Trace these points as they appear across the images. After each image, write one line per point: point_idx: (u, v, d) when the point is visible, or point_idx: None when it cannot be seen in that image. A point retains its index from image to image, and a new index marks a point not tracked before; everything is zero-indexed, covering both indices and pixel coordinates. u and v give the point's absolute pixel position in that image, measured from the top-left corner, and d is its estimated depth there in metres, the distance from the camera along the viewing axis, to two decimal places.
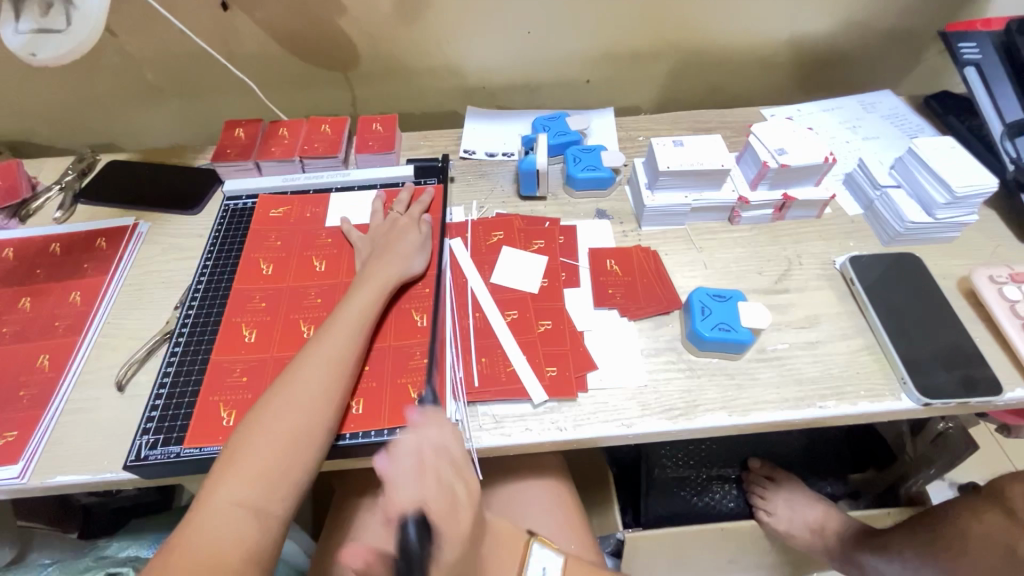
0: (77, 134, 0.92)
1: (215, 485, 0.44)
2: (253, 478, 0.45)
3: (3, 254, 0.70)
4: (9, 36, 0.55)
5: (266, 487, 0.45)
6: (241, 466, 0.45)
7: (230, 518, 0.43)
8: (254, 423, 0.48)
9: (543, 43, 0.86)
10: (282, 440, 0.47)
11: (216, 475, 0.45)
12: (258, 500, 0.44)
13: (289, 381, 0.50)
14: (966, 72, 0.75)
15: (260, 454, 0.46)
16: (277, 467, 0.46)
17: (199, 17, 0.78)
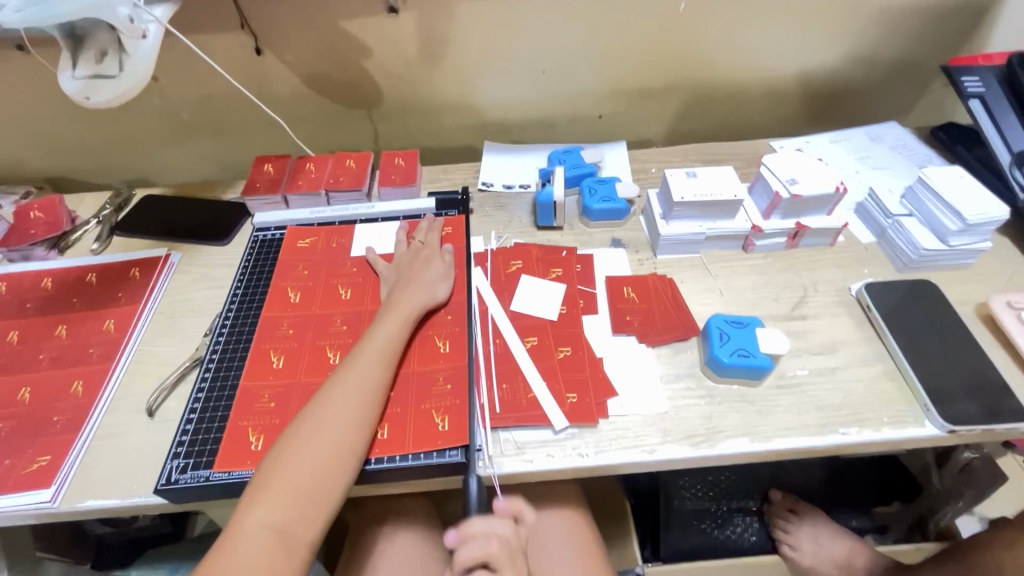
0: (114, 171, 0.96)
1: (248, 509, 0.46)
2: (284, 503, 0.47)
3: (41, 284, 0.73)
4: (65, 82, 0.58)
5: (298, 514, 0.47)
6: (273, 491, 0.47)
7: (262, 545, 0.45)
8: (287, 449, 0.49)
9: (557, 81, 0.90)
10: (313, 468, 0.48)
11: (249, 499, 0.47)
12: (288, 526, 0.46)
13: (321, 409, 0.52)
14: (971, 104, 0.76)
15: (291, 480, 0.48)
16: (307, 493, 0.47)
17: (236, 61, 0.83)
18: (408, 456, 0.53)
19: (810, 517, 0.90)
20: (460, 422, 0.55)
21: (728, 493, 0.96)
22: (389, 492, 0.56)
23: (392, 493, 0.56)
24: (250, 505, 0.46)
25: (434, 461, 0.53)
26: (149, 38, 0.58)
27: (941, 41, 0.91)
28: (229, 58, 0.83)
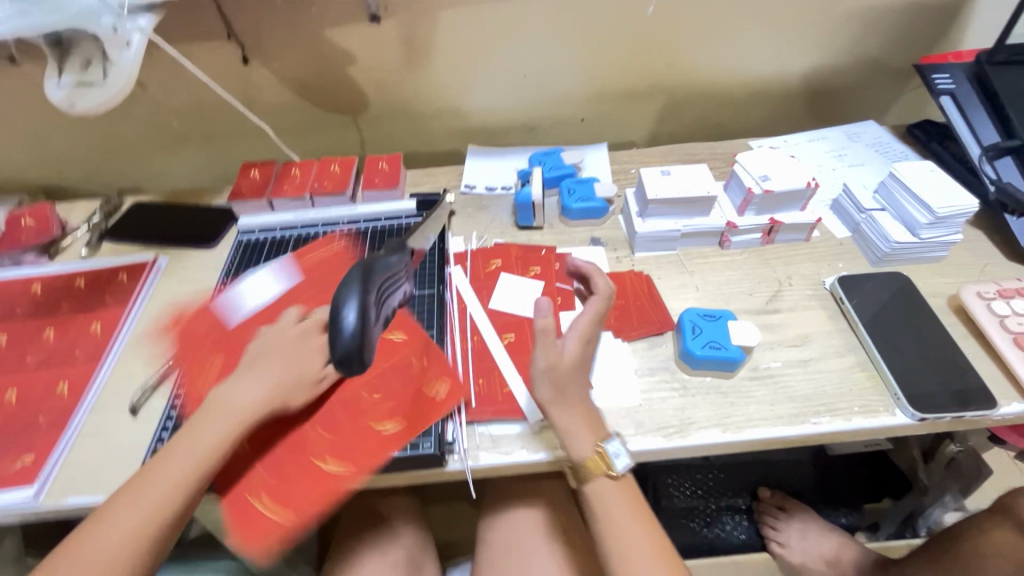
0: (106, 179, 0.98)
1: (108, 510, 0.45)
2: (141, 509, 0.45)
3: (31, 289, 0.74)
4: (51, 90, 0.60)
5: (152, 516, 0.45)
6: (137, 492, 0.46)
7: (105, 546, 0.44)
8: (165, 454, 0.48)
9: (539, 85, 0.92)
10: (185, 472, 0.47)
11: (111, 500, 0.46)
12: (139, 529, 0.45)
13: (217, 407, 0.51)
14: (942, 101, 0.78)
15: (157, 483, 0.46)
16: (165, 501, 0.46)
17: (223, 70, 0.85)
18: (383, 449, 0.54)
19: (799, 513, 0.89)
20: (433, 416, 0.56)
21: (718, 491, 0.95)
22: (364, 485, 0.57)
23: (368, 486, 0.56)
24: (111, 507, 0.46)
25: (409, 454, 0.53)
26: (132, 47, 0.60)
27: (916, 41, 0.93)
28: (216, 67, 0.85)
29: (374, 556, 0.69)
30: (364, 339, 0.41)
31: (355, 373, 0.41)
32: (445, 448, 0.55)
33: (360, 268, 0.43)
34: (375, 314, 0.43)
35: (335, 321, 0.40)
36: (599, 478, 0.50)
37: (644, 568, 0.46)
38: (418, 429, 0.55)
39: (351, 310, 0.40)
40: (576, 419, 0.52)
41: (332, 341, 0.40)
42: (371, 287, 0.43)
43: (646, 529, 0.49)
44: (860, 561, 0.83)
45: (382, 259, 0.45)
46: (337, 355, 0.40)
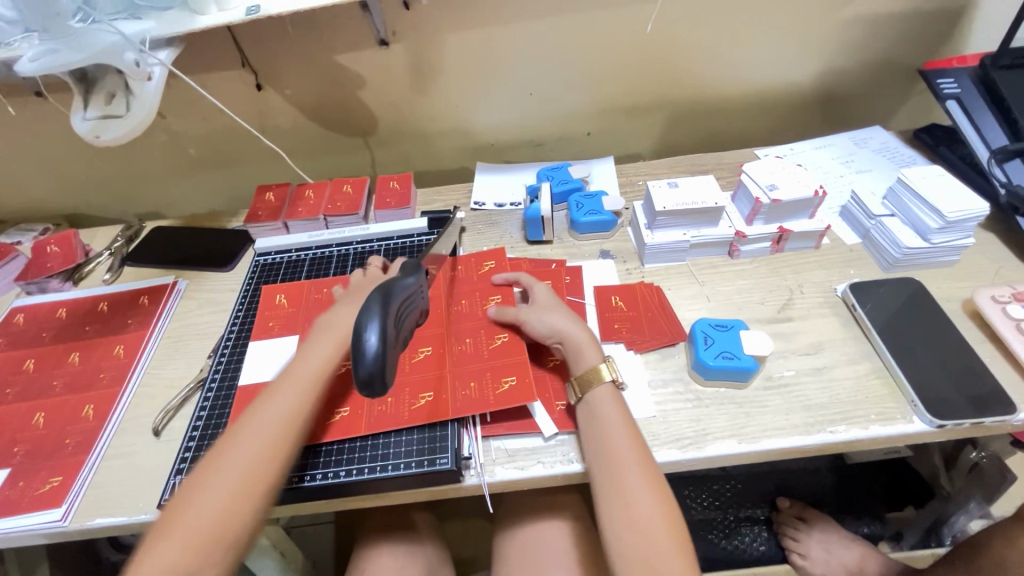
0: (126, 205, 1.01)
1: (174, 513, 0.46)
2: (209, 507, 0.45)
3: (56, 314, 0.76)
4: (77, 123, 0.63)
5: (225, 513, 0.45)
6: (210, 487, 0.47)
7: (182, 547, 0.44)
8: (222, 452, 0.49)
9: (545, 102, 0.93)
10: (258, 452, 0.49)
11: (188, 488, 0.47)
12: (215, 528, 0.45)
13: (256, 411, 0.51)
14: (948, 105, 0.78)
15: (220, 482, 0.47)
16: (248, 481, 0.47)
17: (238, 97, 0.88)
18: (401, 466, 0.54)
19: (819, 524, 0.88)
20: (450, 432, 0.56)
21: (735, 502, 0.95)
22: (381, 502, 0.57)
23: (387, 503, 0.57)
24: (176, 508, 0.46)
25: (427, 470, 0.54)
26: (154, 79, 0.62)
27: (920, 46, 0.93)
28: (232, 94, 0.88)
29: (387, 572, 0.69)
30: (386, 361, 0.40)
31: (378, 395, 0.40)
32: (461, 464, 0.55)
33: (381, 291, 0.43)
34: (393, 337, 0.43)
35: (356, 344, 0.40)
36: (599, 387, 0.55)
37: (636, 489, 0.48)
38: (436, 445, 0.55)
39: (373, 332, 0.40)
40: (575, 328, 0.59)
41: (354, 364, 0.40)
42: (390, 310, 0.43)
43: (641, 454, 0.51)
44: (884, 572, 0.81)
45: (399, 283, 0.45)
46: (360, 378, 0.40)
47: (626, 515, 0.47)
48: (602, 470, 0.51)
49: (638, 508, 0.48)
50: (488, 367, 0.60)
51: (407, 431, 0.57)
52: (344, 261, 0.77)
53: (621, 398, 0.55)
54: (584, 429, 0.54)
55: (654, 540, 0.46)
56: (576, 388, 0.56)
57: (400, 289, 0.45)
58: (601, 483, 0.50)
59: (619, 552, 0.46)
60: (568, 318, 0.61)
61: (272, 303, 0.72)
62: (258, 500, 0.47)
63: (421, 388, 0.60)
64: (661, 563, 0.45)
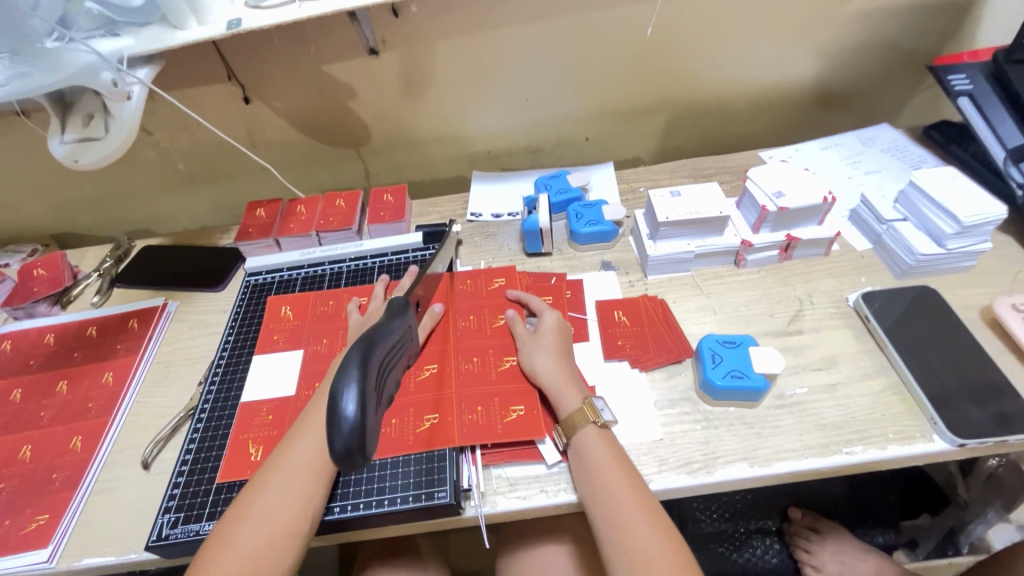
0: (116, 222, 0.99)
1: (207, 560, 0.46)
2: (243, 555, 0.46)
3: (44, 340, 0.74)
4: (54, 146, 0.60)
5: (259, 560, 0.46)
6: (265, 500, 0.49)
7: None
8: (273, 465, 0.51)
9: (541, 108, 0.90)
10: (309, 464, 0.51)
11: (247, 497, 0.50)
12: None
13: (285, 454, 0.52)
14: (960, 102, 0.76)
15: (253, 529, 0.47)
16: (304, 488, 0.50)
17: (226, 111, 0.85)
18: (398, 500, 0.52)
19: (832, 535, 0.85)
20: (449, 462, 0.54)
21: (745, 513, 0.92)
22: (377, 535, 0.55)
23: (384, 536, 0.55)
24: (208, 554, 0.46)
25: (426, 504, 0.51)
26: (133, 99, 0.60)
27: (928, 40, 0.90)
28: (219, 108, 0.85)
29: None
30: (366, 429, 0.36)
31: (358, 467, 0.36)
32: (461, 495, 0.53)
33: (360, 348, 0.39)
34: (373, 399, 0.38)
35: (332, 412, 0.36)
36: (587, 428, 0.53)
37: (638, 530, 0.47)
38: (435, 476, 0.53)
39: (351, 398, 0.36)
40: (554, 368, 0.57)
41: (329, 434, 0.35)
42: (369, 370, 0.38)
43: (637, 492, 0.49)
44: None
45: (378, 337, 0.41)
46: (336, 451, 0.35)
47: (631, 562, 0.46)
48: (599, 515, 0.49)
49: (642, 552, 0.46)
50: (496, 393, 0.58)
51: (408, 459, 0.55)
52: (337, 279, 0.75)
53: (610, 437, 0.54)
54: (576, 472, 0.52)
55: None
56: (561, 431, 0.54)
57: (379, 343, 0.41)
58: (600, 529, 0.48)
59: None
60: (548, 354, 0.59)
61: (277, 315, 0.71)
62: (290, 547, 0.47)
63: (428, 409, 0.57)
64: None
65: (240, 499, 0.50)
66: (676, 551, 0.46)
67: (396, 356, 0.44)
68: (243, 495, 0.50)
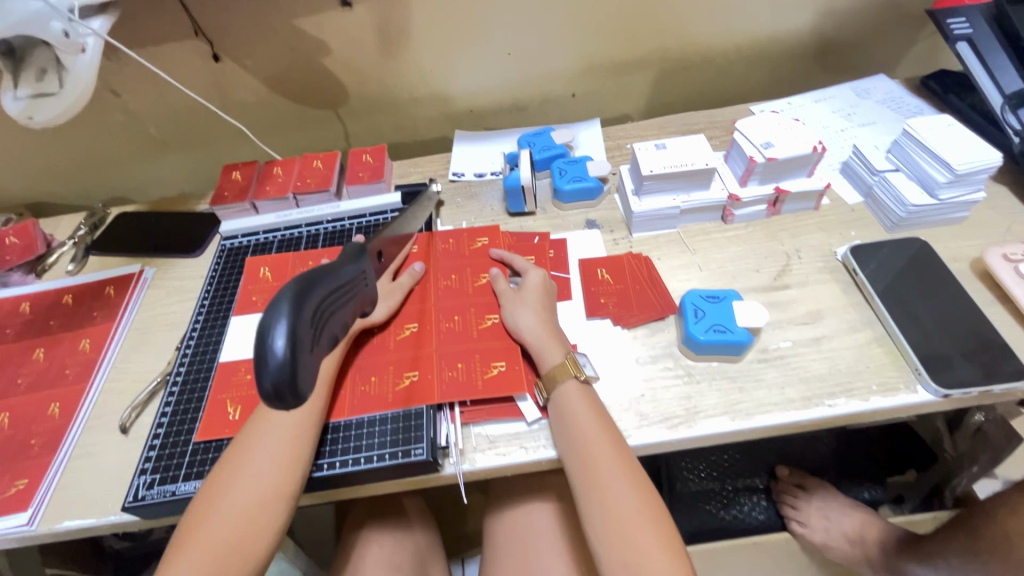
0: (91, 190, 0.97)
1: (193, 525, 0.46)
2: (229, 518, 0.46)
3: (19, 309, 0.73)
4: (8, 102, 0.58)
5: (246, 523, 0.46)
6: (246, 467, 0.48)
7: (203, 558, 0.44)
8: (253, 431, 0.50)
9: (524, 63, 0.87)
10: (288, 429, 0.50)
11: (227, 465, 0.49)
12: (234, 538, 0.45)
13: (265, 416, 0.51)
14: (959, 47, 0.73)
15: (237, 493, 0.47)
16: (285, 454, 0.48)
17: (195, 70, 0.82)
18: (375, 458, 0.52)
19: (819, 491, 0.85)
20: (426, 420, 0.53)
21: (733, 471, 0.92)
22: (356, 494, 0.55)
23: (363, 494, 0.54)
24: (193, 520, 0.46)
25: (402, 461, 0.51)
26: (88, 51, 0.57)
27: None
28: (187, 67, 0.82)
29: (378, 560, 0.67)
30: (297, 368, 0.35)
31: (291, 407, 0.35)
32: (439, 453, 0.52)
33: (295, 286, 0.37)
34: (309, 338, 0.37)
35: (259, 350, 0.35)
36: (566, 383, 0.52)
37: (614, 487, 0.46)
38: (411, 435, 0.52)
39: (280, 335, 0.35)
40: (537, 327, 0.56)
41: (259, 372, 0.35)
42: (304, 309, 0.37)
43: (616, 449, 0.48)
44: (886, 538, 0.79)
45: (319, 277, 0.40)
46: (267, 389, 0.35)
47: (607, 517, 0.45)
48: (578, 472, 0.48)
49: (617, 508, 0.46)
50: (476, 350, 0.57)
51: (384, 417, 0.54)
52: (314, 241, 0.73)
53: (591, 391, 0.53)
54: (556, 429, 0.51)
55: (637, 538, 0.44)
56: (543, 388, 0.53)
57: (320, 283, 0.40)
58: (579, 486, 0.48)
59: (603, 556, 0.44)
60: (531, 313, 0.58)
61: (256, 276, 0.69)
62: (277, 509, 0.47)
63: (408, 366, 0.57)
64: (645, 565, 0.43)
65: (223, 463, 0.49)
66: (653, 507, 0.46)
67: (343, 300, 0.43)
68: (226, 460, 0.49)
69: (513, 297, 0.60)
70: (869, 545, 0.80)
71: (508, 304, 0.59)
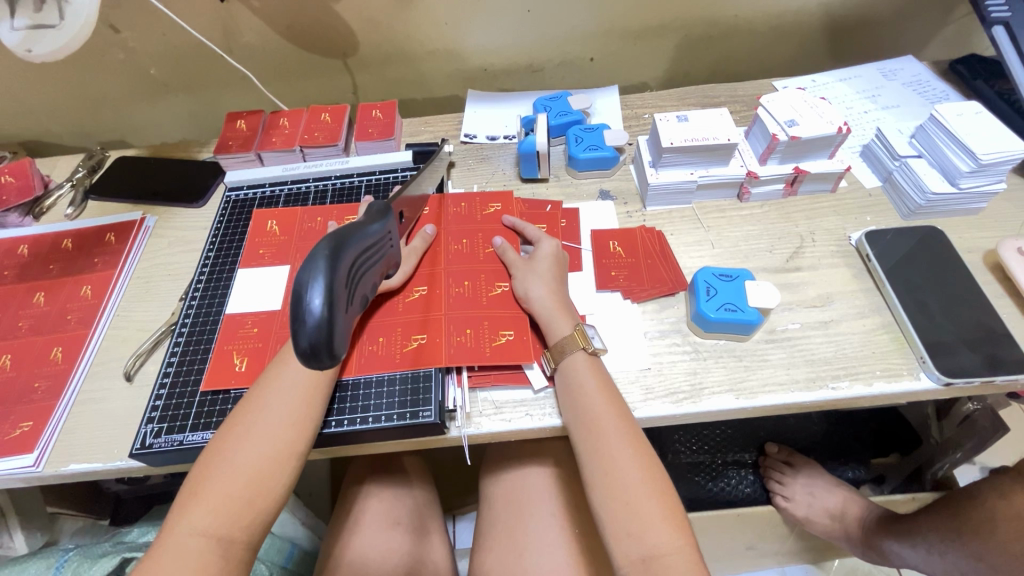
0: (89, 132, 0.93)
1: (202, 477, 0.46)
2: (241, 472, 0.46)
3: (17, 251, 0.71)
4: (4, 33, 0.55)
5: (258, 476, 0.46)
6: (255, 423, 0.48)
7: (216, 509, 0.45)
8: (263, 388, 0.50)
9: (545, 21, 0.83)
10: (297, 389, 0.50)
11: (237, 419, 0.49)
12: (247, 491, 0.46)
13: (276, 373, 0.51)
14: (994, 32, 0.70)
15: (249, 448, 0.47)
16: (295, 411, 0.49)
17: (199, 9, 0.78)
18: (383, 418, 0.52)
19: (806, 468, 0.87)
20: (434, 383, 0.53)
21: (723, 446, 0.94)
22: (362, 452, 0.55)
23: (369, 452, 0.55)
24: (203, 472, 0.46)
25: (410, 423, 0.51)
26: None
27: None
28: (190, 5, 0.77)
29: (377, 515, 0.69)
30: (333, 328, 0.36)
31: (325, 366, 0.36)
32: (446, 415, 0.53)
33: (329, 245, 0.37)
34: (343, 298, 0.38)
35: (297, 309, 0.35)
36: (575, 353, 0.52)
37: (620, 458, 0.47)
38: (418, 398, 0.53)
39: (317, 294, 0.35)
40: (547, 296, 0.56)
41: (295, 331, 0.35)
42: (339, 267, 0.37)
43: (622, 421, 0.49)
44: (866, 516, 0.82)
45: (352, 235, 0.40)
46: (302, 348, 0.36)
47: (612, 488, 0.46)
48: (584, 443, 0.49)
49: (622, 479, 0.46)
50: (485, 318, 0.57)
51: (393, 378, 0.54)
52: (322, 197, 0.71)
53: (598, 363, 0.53)
54: (563, 399, 0.51)
55: (640, 508, 0.45)
56: (550, 358, 0.53)
57: (353, 240, 0.40)
58: (584, 457, 0.48)
59: (607, 523, 0.46)
60: (540, 283, 0.57)
61: (263, 229, 0.68)
62: (287, 466, 0.47)
63: (417, 329, 0.56)
64: (649, 534, 0.44)
65: (234, 415, 0.50)
66: (656, 478, 0.47)
67: (370, 259, 0.43)
68: (236, 415, 0.49)
69: (523, 266, 0.59)
70: (850, 522, 0.83)
71: (517, 276, 0.58)
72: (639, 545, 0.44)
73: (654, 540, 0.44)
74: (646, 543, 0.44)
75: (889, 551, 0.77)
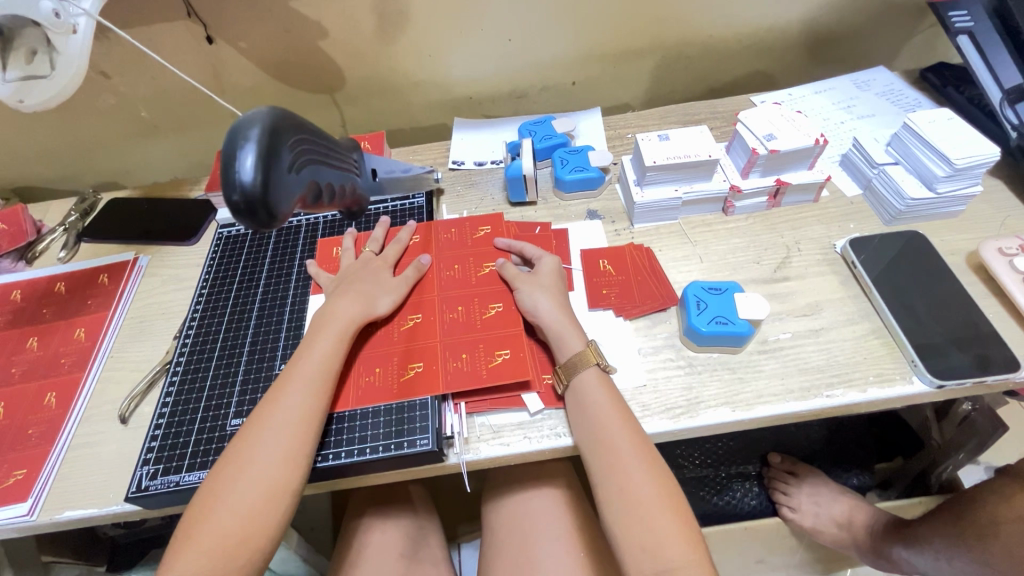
0: (80, 174, 0.94)
1: (196, 518, 0.46)
2: (237, 512, 0.45)
3: (10, 297, 0.72)
4: None
5: (249, 517, 0.45)
6: (247, 467, 0.47)
7: (213, 552, 0.44)
8: (258, 424, 0.50)
9: (526, 50, 0.86)
10: (292, 424, 0.49)
11: (232, 452, 0.49)
12: (240, 535, 0.45)
13: (269, 409, 0.50)
14: (959, 41, 0.73)
15: (245, 488, 0.46)
16: (289, 447, 0.48)
17: (189, 53, 0.80)
18: (375, 449, 0.52)
19: (809, 478, 0.86)
20: (430, 410, 0.53)
21: (725, 459, 0.92)
22: (362, 483, 0.55)
23: (366, 484, 0.55)
24: (199, 512, 0.46)
25: (406, 452, 0.51)
26: (80, 33, 0.55)
27: None
28: (180, 50, 0.80)
29: (379, 547, 0.68)
30: (265, 189, 0.45)
31: (255, 220, 0.46)
32: (444, 442, 0.53)
33: (265, 129, 0.46)
34: (276, 170, 0.47)
35: (233, 168, 0.44)
36: (586, 371, 0.53)
37: (635, 476, 0.47)
38: (405, 427, 0.53)
39: (247, 162, 0.45)
40: (558, 311, 0.57)
41: (228, 191, 0.45)
42: (278, 146, 0.47)
43: (657, 483, 0.47)
44: (874, 523, 0.80)
45: (294, 130, 0.50)
46: (237, 206, 0.45)
47: (624, 504, 0.46)
48: (598, 465, 0.49)
49: (635, 496, 0.46)
50: (481, 340, 0.57)
51: (383, 408, 0.54)
52: (314, 231, 0.73)
53: (609, 380, 0.54)
54: (575, 417, 0.52)
55: (655, 522, 0.45)
56: (561, 376, 0.54)
57: (294, 130, 0.50)
58: (596, 476, 0.48)
59: (621, 536, 0.46)
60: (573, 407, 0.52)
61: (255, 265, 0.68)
62: (280, 504, 0.47)
63: (412, 357, 0.57)
64: (663, 545, 0.44)
65: (229, 453, 0.49)
66: (671, 494, 0.47)
67: (298, 162, 0.50)
68: (232, 451, 0.49)
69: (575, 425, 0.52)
70: (857, 530, 0.81)
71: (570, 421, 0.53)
72: (654, 560, 0.44)
73: (667, 554, 0.44)
74: (660, 558, 0.44)
75: (899, 558, 0.76)
